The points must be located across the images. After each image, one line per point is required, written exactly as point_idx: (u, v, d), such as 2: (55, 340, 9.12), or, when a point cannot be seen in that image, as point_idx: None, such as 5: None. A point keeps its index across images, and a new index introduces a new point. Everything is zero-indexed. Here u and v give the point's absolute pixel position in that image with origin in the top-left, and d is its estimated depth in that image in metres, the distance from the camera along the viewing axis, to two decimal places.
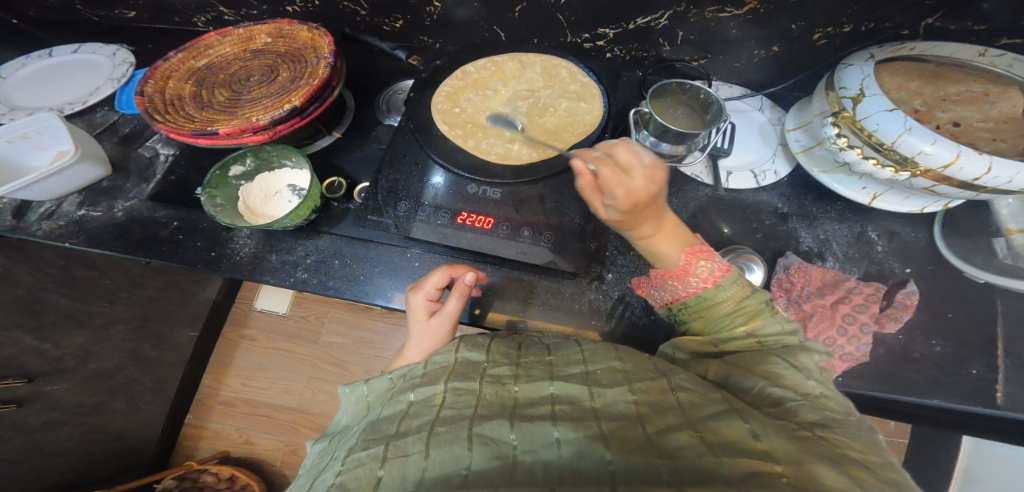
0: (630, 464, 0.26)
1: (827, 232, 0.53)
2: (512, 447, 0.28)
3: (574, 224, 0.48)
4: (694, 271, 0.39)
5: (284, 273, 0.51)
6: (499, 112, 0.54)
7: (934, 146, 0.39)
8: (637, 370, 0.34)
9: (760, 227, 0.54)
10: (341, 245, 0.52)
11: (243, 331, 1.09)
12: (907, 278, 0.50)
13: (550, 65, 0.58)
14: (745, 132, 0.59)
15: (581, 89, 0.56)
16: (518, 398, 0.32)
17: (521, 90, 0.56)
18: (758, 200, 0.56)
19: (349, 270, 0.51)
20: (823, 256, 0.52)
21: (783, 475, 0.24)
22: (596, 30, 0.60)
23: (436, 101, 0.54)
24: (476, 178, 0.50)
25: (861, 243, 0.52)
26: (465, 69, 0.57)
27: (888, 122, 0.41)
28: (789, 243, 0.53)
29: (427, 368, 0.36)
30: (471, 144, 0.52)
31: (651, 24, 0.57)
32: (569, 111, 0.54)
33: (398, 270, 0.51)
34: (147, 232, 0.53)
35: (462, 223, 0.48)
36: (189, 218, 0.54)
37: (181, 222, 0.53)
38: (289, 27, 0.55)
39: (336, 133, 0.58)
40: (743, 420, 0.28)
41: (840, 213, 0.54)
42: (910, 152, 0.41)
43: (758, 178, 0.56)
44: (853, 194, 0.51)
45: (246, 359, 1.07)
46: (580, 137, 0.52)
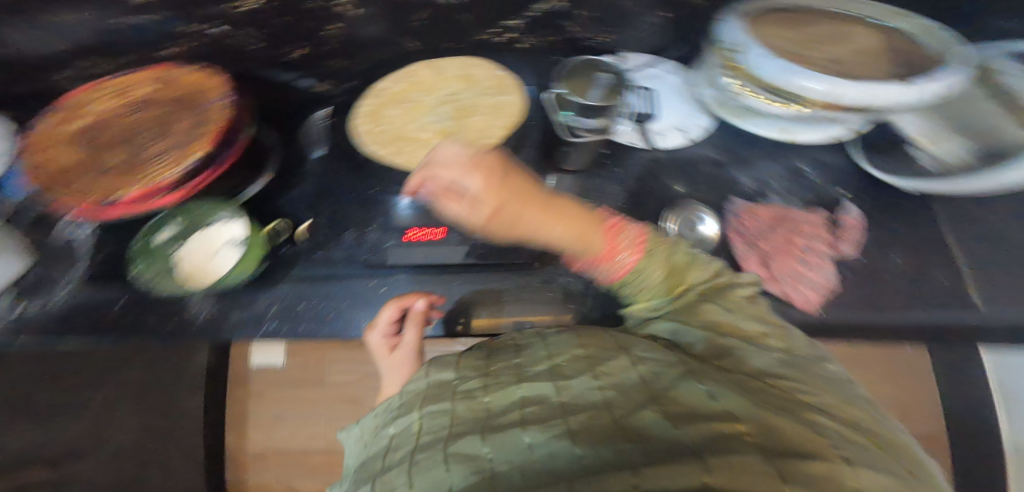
0: (599, 453, 0.25)
1: (762, 174, 0.56)
2: (485, 460, 0.27)
3: None
4: (623, 249, 0.40)
5: (250, 326, 0.49)
6: (426, 121, 0.54)
7: (817, 83, 0.41)
8: (597, 353, 0.35)
9: (703, 178, 0.56)
10: (301, 288, 0.50)
11: (231, 394, 1.03)
12: (846, 199, 0.53)
13: (465, 65, 0.58)
14: (666, 95, 0.59)
15: (497, 84, 0.56)
16: (491, 408, 0.32)
17: (445, 96, 0.56)
18: (693, 155, 0.57)
19: (316, 310, 0.50)
20: (767, 194, 0.55)
21: (745, 432, 0.22)
22: (501, 24, 0.61)
23: (358, 123, 0.53)
24: (416, 192, 0.50)
25: (793, 175, 0.55)
26: (380, 86, 0.57)
27: (770, 68, 0.42)
28: (731, 188, 0.55)
29: (402, 399, 0.38)
30: (403, 160, 0.51)
31: (551, 9, 0.59)
32: (493, 106, 0.54)
33: (367, 301, 0.50)
34: (100, 314, 0.51)
35: (411, 240, 0.51)
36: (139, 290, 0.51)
37: (132, 296, 0.51)
38: (172, 76, 0.55)
39: (268, 175, 0.55)
40: (701, 379, 0.28)
41: (771, 151, 0.57)
42: (799, 92, 0.42)
43: (689, 135, 0.57)
44: (770, 135, 0.54)
45: (252, 425, 1.03)
46: (506, 128, 0.52)
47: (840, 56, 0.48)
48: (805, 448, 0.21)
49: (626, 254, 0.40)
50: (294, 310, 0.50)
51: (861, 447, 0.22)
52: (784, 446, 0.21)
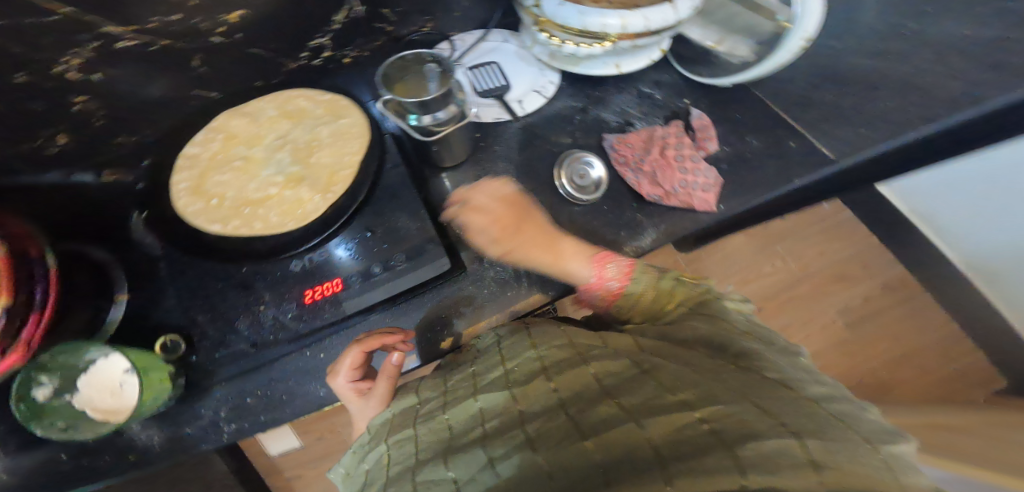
0: (559, 459, 0.26)
1: (625, 104, 0.59)
2: (452, 480, 0.30)
3: (413, 232, 0.51)
4: (610, 277, 0.46)
5: (213, 433, 0.49)
6: (267, 175, 0.58)
7: (605, 16, 0.44)
8: (549, 352, 0.38)
9: (577, 125, 0.58)
10: (238, 384, 0.49)
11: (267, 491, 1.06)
12: (689, 107, 0.58)
13: (284, 100, 0.61)
14: (508, 63, 0.60)
15: (329, 105, 0.61)
16: (452, 428, 0.35)
17: (277, 139, 0.60)
18: (559, 107, 0.59)
19: (266, 398, 0.49)
20: (632, 122, 0.58)
21: (702, 420, 0.25)
22: (309, 45, 0.57)
23: (184, 205, 0.55)
24: (304, 251, 0.51)
25: (647, 97, 0.59)
26: (189, 152, 0.57)
27: (566, 13, 0.45)
28: (603, 126, 0.58)
29: (374, 434, 0.42)
30: (254, 227, 0.54)
31: (351, 14, 0.55)
32: (332, 132, 0.58)
33: (312, 372, 0.49)
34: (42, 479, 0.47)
35: (313, 301, 0.50)
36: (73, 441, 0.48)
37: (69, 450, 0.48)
38: None
39: (122, 296, 0.51)
40: (653, 376, 0.31)
41: (619, 84, 0.60)
42: (598, 28, 0.45)
43: (543, 92, 0.58)
44: (605, 73, 0.57)
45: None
46: (359, 150, 0.56)
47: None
48: (746, 433, 0.24)
49: (613, 281, 0.46)
50: (244, 406, 0.49)
51: (806, 414, 0.27)
52: (743, 430, 0.24)
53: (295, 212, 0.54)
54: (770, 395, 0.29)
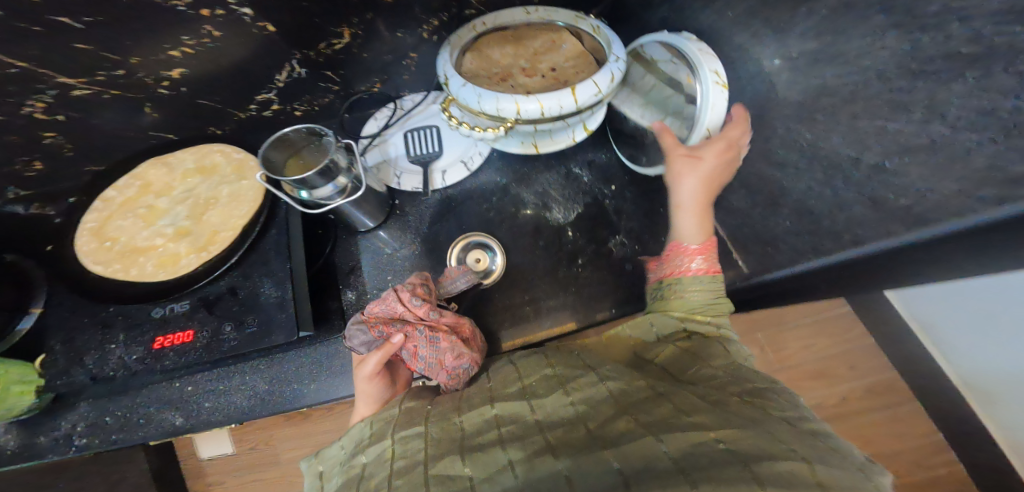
0: (579, 465, 0.34)
1: (545, 186, 0.94)
2: (469, 478, 0.36)
3: (274, 300, 0.71)
4: (697, 261, 0.67)
5: (60, 447, 0.77)
6: (162, 224, 0.83)
7: (500, 103, 0.69)
8: (562, 370, 0.47)
9: (493, 202, 0.93)
10: (93, 410, 0.78)
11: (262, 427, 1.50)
12: (610, 192, 0.92)
13: (203, 155, 0.88)
14: (446, 132, 0.96)
15: (237, 163, 0.86)
16: (464, 427, 0.42)
17: (185, 192, 0.85)
18: (483, 182, 0.95)
19: (124, 420, 0.79)
20: (549, 205, 0.92)
21: (715, 440, 0.33)
22: (260, 99, 0.90)
23: (81, 242, 0.78)
24: (158, 303, 0.72)
25: (573, 180, 0.94)
26: (107, 197, 0.83)
27: (468, 94, 0.70)
28: (518, 203, 0.93)
29: (373, 428, 0.47)
30: (135, 264, 0.78)
31: (294, 75, 0.88)
32: (230, 192, 0.82)
33: (170, 399, 0.79)
34: None
35: (162, 347, 0.69)
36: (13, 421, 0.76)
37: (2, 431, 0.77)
38: None
39: (36, 309, 0.72)
40: (670, 399, 0.40)
41: (549, 163, 0.96)
42: (494, 110, 0.69)
43: (469, 163, 0.94)
44: (522, 147, 0.89)
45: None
46: (243, 214, 0.79)
47: (557, 62, 0.78)
48: (761, 456, 0.32)
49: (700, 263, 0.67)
50: (103, 423, 0.79)
51: (798, 436, 0.36)
52: (746, 449, 0.32)
53: (170, 265, 0.77)
54: (779, 428, 0.36)
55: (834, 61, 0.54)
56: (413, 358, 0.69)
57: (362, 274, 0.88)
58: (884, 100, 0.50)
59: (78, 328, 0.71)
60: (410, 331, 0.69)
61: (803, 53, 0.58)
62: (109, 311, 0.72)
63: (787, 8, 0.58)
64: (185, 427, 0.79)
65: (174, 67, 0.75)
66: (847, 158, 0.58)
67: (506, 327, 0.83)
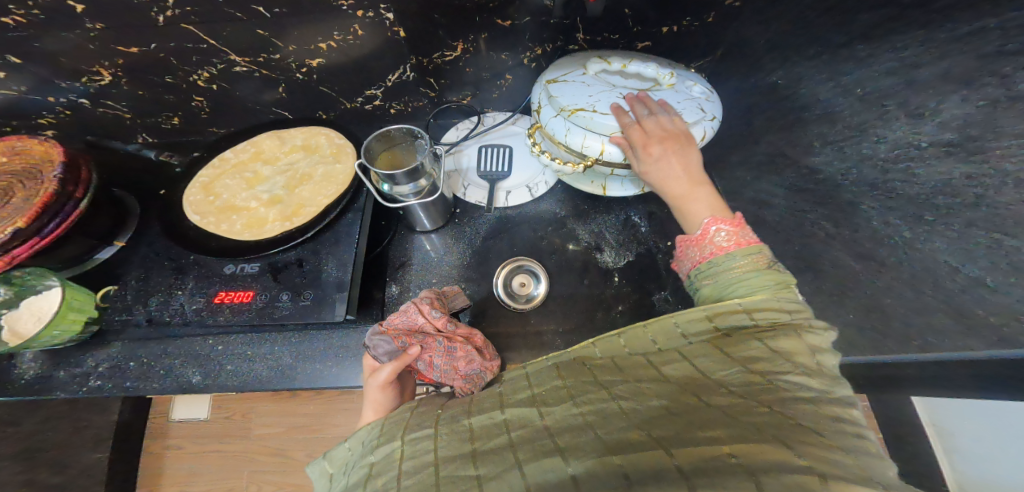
0: (587, 467, 0.37)
1: (601, 227, 0.98)
2: (477, 476, 0.39)
3: (332, 279, 0.79)
4: (712, 241, 0.63)
5: (74, 385, 0.85)
6: (258, 191, 0.94)
7: (587, 141, 0.75)
8: (576, 383, 0.49)
9: (546, 232, 0.98)
10: (128, 350, 0.87)
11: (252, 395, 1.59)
12: (665, 247, 0.94)
13: (312, 135, 1.01)
14: (519, 156, 1.04)
15: (336, 148, 0.98)
16: (473, 429, 0.45)
17: (285, 166, 0.97)
18: (542, 210, 1.01)
19: (147, 368, 0.86)
20: (601, 246, 0.96)
21: (728, 453, 0.36)
22: (367, 94, 1.01)
23: (190, 194, 0.91)
24: (232, 261, 0.82)
25: (630, 226, 0.97)
26: (224, 156, 0.98)
27: (557, 126, 0.76)
28: (571, 237, 0.97)
29: (383, 430, 0.49)
30: (229, 217, 0.89)
31: (402, 77, 0.97)
32: (323, 173, 0.93)
33: (197, 355, 0.87)
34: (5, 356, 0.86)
35: (223, 302, 0.79)
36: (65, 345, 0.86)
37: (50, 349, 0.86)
38: (24, 144, 0.78)
39: (117, 242, 0.86)
40: (681, 413, 0.41)
41: (609, 206, 1.00)
42: (580, 147, 0.76)
43: (534, 189, 1.00)
44: (591, 185, 0.95)
45: (182, 461, 1.48)
46: (329, 194, 0.90)
47: None
48: (769, 467, 0.34)
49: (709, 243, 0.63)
50: (125, 367, 0.86)
51: (815, 443, 0.37)
52: (754, 463, 0.35)
53: (256, 227, 0.88)
54: (803, 439, 0.37)
55: (969, 159, 0.50)
56: (428, 368, 0.72)
57: (411, 270, 0.95)
58: (1009, 213, 0.48)
59: (157, 270, 0.83)
60: (428, 341, 0.72)
61: (933, 144, 0.53)
62: (188, 259, 0.84)
63: (934, 92, 0.53)
64: (199, 386, 0.86)
65: (315, 57, 0.88)
66: (944, 266, 0.55)
67: (529, 356, 0.86)
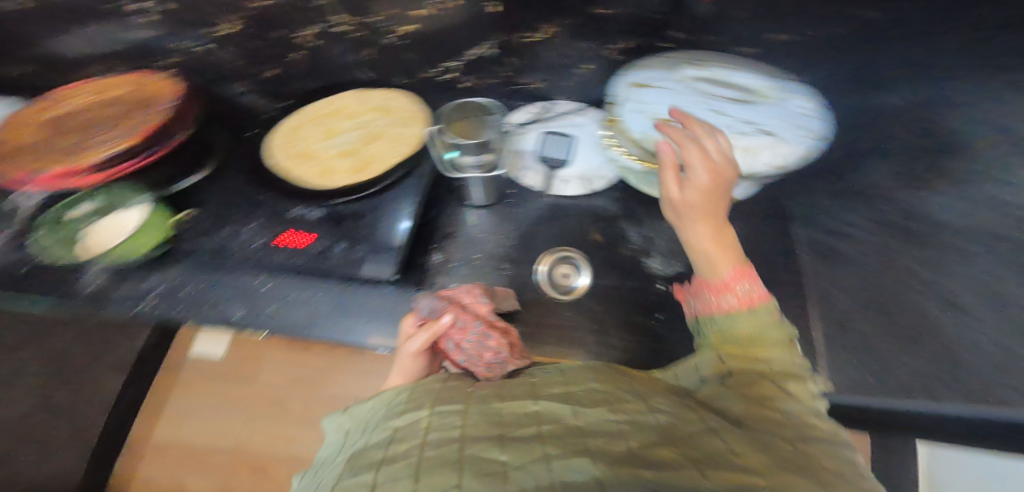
0: (617, 475, 0.36)
1: (651, 231, 0.95)
2: (502, 461, 0.38)
3: (387, 236, 0.83)
4: (734, 293, 0.62)
5: (127, 302, 0.83)
6: (333, 140, 0.94)
7: (653, 143, 0.79)
8: (614, 391, 0.49)
9: (596, 228, 0.97)
10: (183, 275, 0.85)
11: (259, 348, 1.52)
12: (715, 263, 0.91)
13: (389, 98, 1.01)
14: (586, 145, 0.98)
15: (411, 113, 0.98)
16: (504, 416, 0.45)
17: (359, 122, 0.98)
18: (597, 206, 0.98)
19: (196, 297, 0.83)
20: (649, 251, 0.93)
21: (764, 483, 0.35)
22: (444, 67, 1.06)
23: (273, 138, 0.95)
24: (303, 204, 0.87)
25: (681, 235, 0.94)
26: (307, 108, 1.01)
27: (627, 124, 0.83)
28: (620, 238, 0.95)
29: (410, 396, 0.51)
30: (303, 165, 0.92)
31: (482, 53, 1.02)
32: (397, 134, 0.94)
33: (242, 292, 0.83)
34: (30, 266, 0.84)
35: (279, 244, 0.85)
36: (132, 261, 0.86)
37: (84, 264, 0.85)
38: (157, 85, 0.94)
39: (205, 170, 0.91)
40: (720, 437, 0.41)
41: (661, 213, 0.97)
42: (647, 146, 0.80)
43: (591, 183, 0.97)
44: None
45: (176, 404, 1.43)
46: (400, 153, 0.90)
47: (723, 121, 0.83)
48: None
49: (731, 295, 0.63)
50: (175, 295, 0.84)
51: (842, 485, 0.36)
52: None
53: (325, 176, 0.89)
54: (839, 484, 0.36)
55: None
56: (455, 349, 0.71)
57: (456, 244, 0.96)
58: None
59: (240, 202, 0.90)
60: (463, 319, 0.73)
61: None
62: (261, 198, 0.90)
63: None
64: (240, 323, 0.82)
65: (405, 24, 0.97)
66: None
67: (562, 350, 0.83)
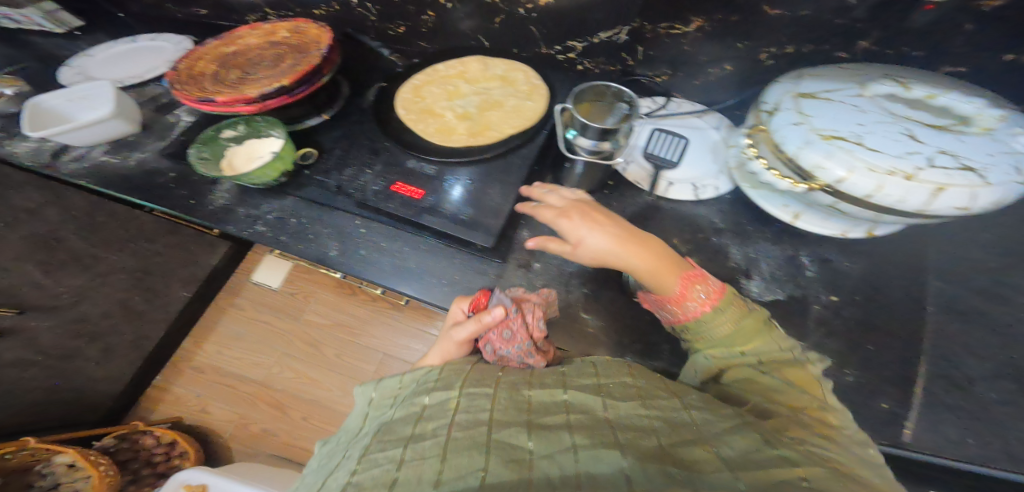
0: (646, 469, 0.34)
1: (758, 252, 0.67)
2: (529, 450, 0.37)
3: (494, 201, 0.70)
4: (693, 298, 0.53)
5: (242, 223, 0.75)
6: (452, 104, 0.81)
7: (827, 160, 0.45)
8: (643, 386, 0.47)
9: (694, 238, 0.68)
10: (297, 206, 0.75)
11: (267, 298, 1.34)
12: (828, 302, 0.63)
13: (511, 69, 0.84)
14: (696, 147, 0.72)
15: (530, 89, 0.81)
16: (531, 403, 0.43)
17: (480, 89, 0.83)
18: (695, 213, 0.70)
19: (296, 226, 0.73)
20: (749, 271, 0.66)
21: (803, 479, 0.34)
22: (567, 44, 0.80)
23: (403, 90, 0.83)
24: (416, 155, 0.74)
25: (792, 264, 0.66)
26: (435, 68, 0.86)
27: (790, 136, 0.48)
28: (718, 255, 0.67)
29: (439, 376, 0.48)
30: (420, 122, 0.79)
31: (613, 38, 0.75)
32: (514, 106, 0.79)
33: (341, 231, 0.72)
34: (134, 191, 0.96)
35: (393, 191, 0.72)
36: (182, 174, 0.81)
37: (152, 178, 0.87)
38: (304, 27, 0.80)
39: (325, 115, 0.82)
40: (751, 433, 0.40)
41: (775, 235, 0.68)
42: (807, 165, 0.47)
43: (698, 190, 0.70)
44: (778, 211, 0.62)
45: (232, 324, 1.29)
46: (515, 126, 0.76)
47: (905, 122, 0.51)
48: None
49: (693, 301, 0.53)
50: (287, 218, 0.75)
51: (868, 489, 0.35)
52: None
53: (443, 135, 0.77)
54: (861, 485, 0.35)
55: None
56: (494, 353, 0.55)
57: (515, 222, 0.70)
58: None
59: (358, 141, 0.79)
60: (514, 329, 0.54)
61: None
62: (382, 142, 0.77)
63: None
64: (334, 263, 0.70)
65: None
66: None
67: None
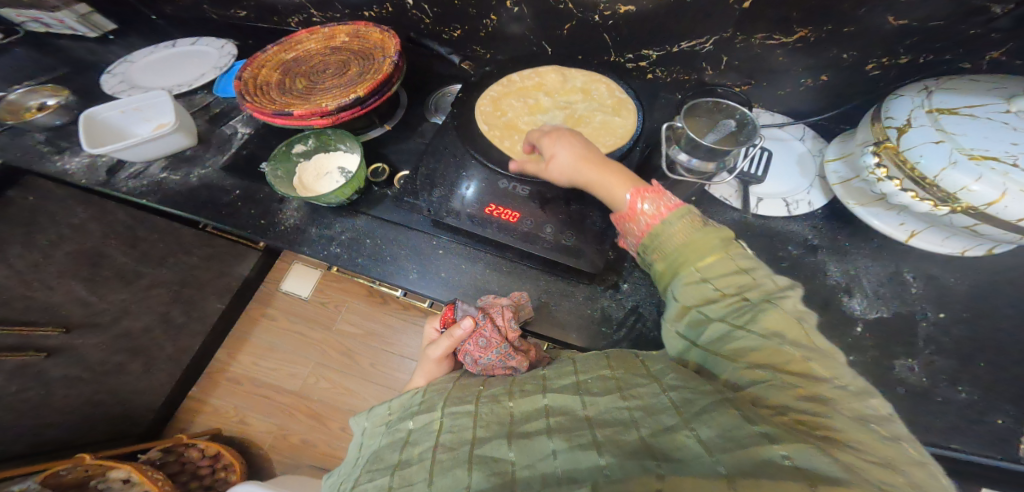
0: (623, 464, 0.32)
1: (857, 268, 0.61)
2: (510, 462, 0.35)
3: (594, 229, 0.61)
4: (643, 209, 0.48)
5: (319, 245, 0.71)
6: (535, 118, 0.68)
7: (978, 183, 0.44)
8: (626, 377, 0.42)
9: (786, 255, 0.63)
10: (372, 225, 0.71)
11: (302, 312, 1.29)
12: (942, 321, 0.56)
13: (592, 81, 0.71)
14: (783, 159, 0.69)
15: (617, 103, 0.67)
16: (514, 414, 0.41)
17: (563, 103, 0.70)
18: (788, 228, 0.65)
19: (376, 248, 0.69)
20: (851, 290, 0.59)
21: (782, 454, 0.29)
22: (640, 52, 0.75)
23: (480, 104, 0.69)
24: (507, 175, 0.61)
25: (896, 281, 0.59)
26: (510, 77, 0.72)
27: (932, 154, 0.46)
28: (819, 274, 0.61)
29: (422, 400, 0.48)
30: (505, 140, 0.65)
31: (697, 48, 0.70)
32: (603, 123, 0.66)
33: (420, 253, 0.68)
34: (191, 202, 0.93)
35: (490, 214, 0.62)
36: (248, 190, 0.78)
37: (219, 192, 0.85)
38: (364, 31, 0.78)
39: (386, 126, 0.80)
40: (736, 407, 0.34)
41: (874, 252, 0.62)
42: (953, 188, 0.45)
43: (790, 206, 0.65)
44: (891, 229, 0.57)
45: (262, 336, 1.25)
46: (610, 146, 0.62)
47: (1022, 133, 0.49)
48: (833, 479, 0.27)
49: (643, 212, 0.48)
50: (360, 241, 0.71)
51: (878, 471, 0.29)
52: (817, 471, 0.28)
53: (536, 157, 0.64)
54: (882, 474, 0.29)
55: None
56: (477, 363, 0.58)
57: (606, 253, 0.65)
58: None
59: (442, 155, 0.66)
60: (486, 336, 0.55)
61: None
62: (463, 151, 0.65)
63: None
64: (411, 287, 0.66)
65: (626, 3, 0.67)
66: None
67: None
